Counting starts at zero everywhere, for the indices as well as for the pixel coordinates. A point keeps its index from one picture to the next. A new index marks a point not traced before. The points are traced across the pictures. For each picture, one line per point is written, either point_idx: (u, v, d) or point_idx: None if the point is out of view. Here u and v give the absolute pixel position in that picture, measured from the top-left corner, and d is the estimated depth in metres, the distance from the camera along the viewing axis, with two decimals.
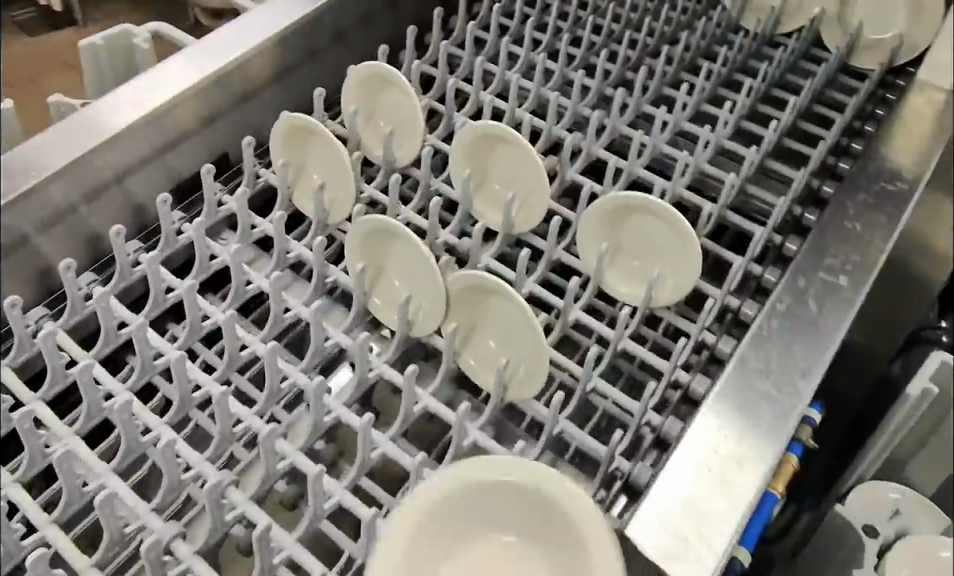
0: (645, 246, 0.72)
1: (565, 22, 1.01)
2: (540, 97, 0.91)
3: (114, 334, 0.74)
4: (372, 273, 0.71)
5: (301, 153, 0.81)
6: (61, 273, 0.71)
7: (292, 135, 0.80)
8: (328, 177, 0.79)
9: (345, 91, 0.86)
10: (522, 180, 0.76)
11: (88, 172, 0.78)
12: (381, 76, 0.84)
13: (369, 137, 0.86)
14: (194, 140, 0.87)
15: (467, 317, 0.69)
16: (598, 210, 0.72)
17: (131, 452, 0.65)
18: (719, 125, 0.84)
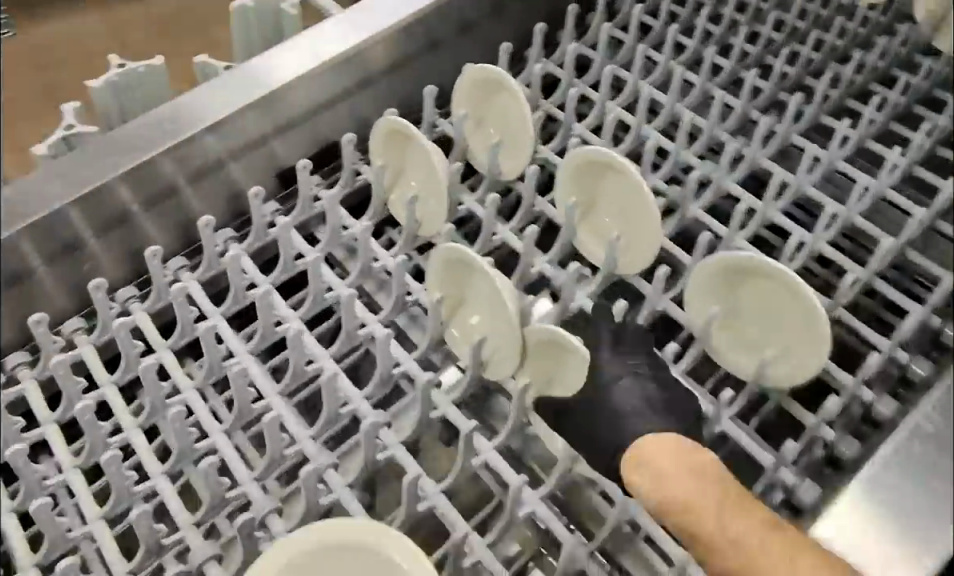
0: (763, 315, 0.61)
1: (717, 25, 0.89)
2: (674, 114, 0.80)
3: (191, 327, 0.72)
4: (450, 301, 0.67)
5: (399, 159, 0.77)
6: (147, 261, 0.72)
7: (392, 139, 0.77)
8: (423, 187, 0.75)
9: (456, 93, 0.81)
10: (630, 214, 0.67)
11: (189, 156, 0.77)
12: (495, 81, 0.78)
13: (476, 144, 0.80)
14: (301, 128, 0.84)
15: (543, 369, 0.63)
16: (714, 269, 0.61)
17: (183, 458, 0.63)
18: (883, 172, 0.70)
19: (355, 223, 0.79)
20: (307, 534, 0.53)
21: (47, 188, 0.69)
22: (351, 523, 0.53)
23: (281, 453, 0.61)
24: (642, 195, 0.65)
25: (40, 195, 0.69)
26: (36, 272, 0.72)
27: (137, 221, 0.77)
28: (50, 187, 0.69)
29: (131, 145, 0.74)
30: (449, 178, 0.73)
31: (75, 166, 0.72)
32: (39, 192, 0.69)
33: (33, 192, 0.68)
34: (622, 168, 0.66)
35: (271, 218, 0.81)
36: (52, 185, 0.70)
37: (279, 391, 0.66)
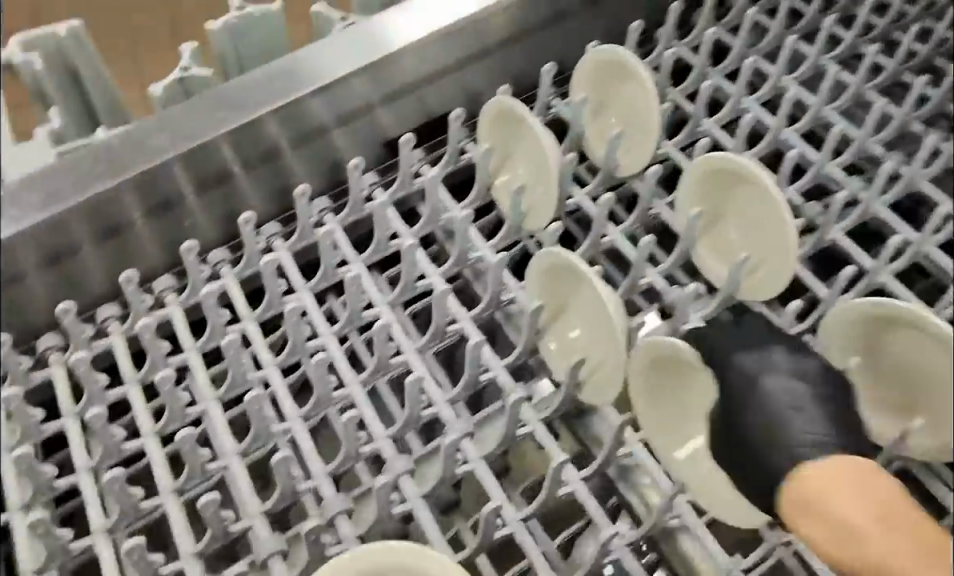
0: (907, 375, 0.53)
1: (884, 18, 0.78)
2: (819, 118, 0.72)
3: (278, 300, 0.70)
4: (550, 308, 0.62)
5: (508, 142, 0.72)
6: (240, 228, 0.69)
7: (501, 122, 0.72)
8: (531, 176, 0.70)
9: (576, 75, 0.74)
10: (759, 229, 0.60)
11: (291, 120, 0.73)
12: (621, 65, 0.71)
13: (592, 134, 0.74)
14: (408, 97, 0.79)
15: (658, 400, 0.59)
16: (853, 315, 0.54)
17: (259, 440, 0.62)
18: None
19: (456, 207, 0.73)
20: (366, 550, 0.51)
21: (154, 139, 0.69)
22: (391, 548, 0.50)
23: (357, 450, 0.59)
24: (778, 209, 0.58)
25: (148, 148, 0.69)
26: (134, 225, 0.71)
27: (236, 183, 0.75)
28: (156, 140, 0.69)
29: (236, 102, 0.71)
30: (560, 169, 0.67)
31: (177, 120, 0.70)
32: (148, 143, 0.69)
33: (142, 145, 0.69)
34: (755, 177, 0.59)
35: (368, 191, 0.77)
36: (159, 138, 0.69)
37: (360, 381, 0.64)
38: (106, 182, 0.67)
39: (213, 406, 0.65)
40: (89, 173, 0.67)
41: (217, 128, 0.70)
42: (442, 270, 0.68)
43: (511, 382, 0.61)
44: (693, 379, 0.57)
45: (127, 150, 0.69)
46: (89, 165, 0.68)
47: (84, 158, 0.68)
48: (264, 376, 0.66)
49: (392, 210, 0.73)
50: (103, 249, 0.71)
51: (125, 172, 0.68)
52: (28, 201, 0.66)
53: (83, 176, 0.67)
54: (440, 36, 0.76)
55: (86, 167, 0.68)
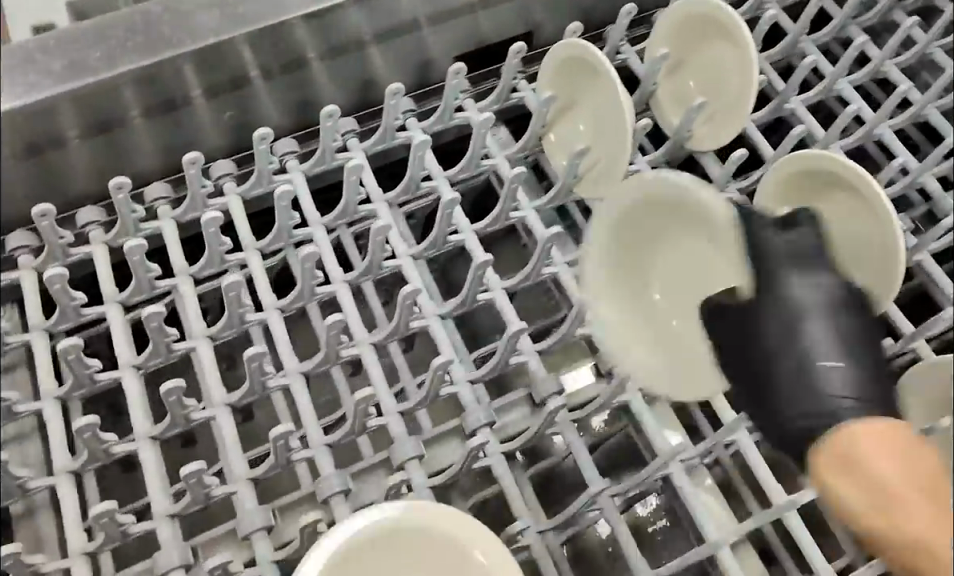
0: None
1: None
2: (919, 117, 0.67)
3: (287, 234, 0.61)
4: (623, 264, 0.54)
5: (573, 92, 0.63)
6: (253, 145, 0.60)
7: (569, 72, 0.63)
8: (597, 137, 0.61)
9: (660, 24, 0.64)
10: (859, 240, 0.54)
11: (333, 27, 0.63)
12: (715, 22, 0.61)
13: (667, 96, 0.66)
14: (465, 19, 0.68)
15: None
16: None
17: (253, 394, 0.55)
18: None
19: (500, 154, 0.64)
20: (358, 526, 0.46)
21: (180, 23, 0.59)
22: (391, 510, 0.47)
23: (363, 425, 0.53)
24: (882, 226, 0.51)
25: (170, 31, 0.59)
26: (132, 120, 0.62)
27: (255, 89, 0.65)
28: (204, 15, 0.60)
29: None
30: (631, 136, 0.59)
31: (207, 3, 0.60)
32: (174, 30, 0.59)
33: (187, 18, 0.60)
34: (862, 185, 0.51)
35: (403, 120, 0.67)
36: (207, 14, 0.60)
37: (373, 342, 0.57)
38: (113, 69, 0.57)
39: (204, 346, 0.57)
40: (123, 44, 0.58)
41: (248, 23, 0.60)
42: (478, 227, 0.61)
43: (543, 372, 0.54)
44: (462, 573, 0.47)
45: (169, 23, 0.59)
46: (124, 33, 0.59)
47: (118, 23, 0.59)
48: (264, 319, 0.58)
49: (429, 149, 0.64)
50: (93, 143, 0.61)
51: (136, 61, 0.58)
52: (43, 70, 0.57)
53: (116, 47, 0.58)
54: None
55: (118, 35, 0.58)
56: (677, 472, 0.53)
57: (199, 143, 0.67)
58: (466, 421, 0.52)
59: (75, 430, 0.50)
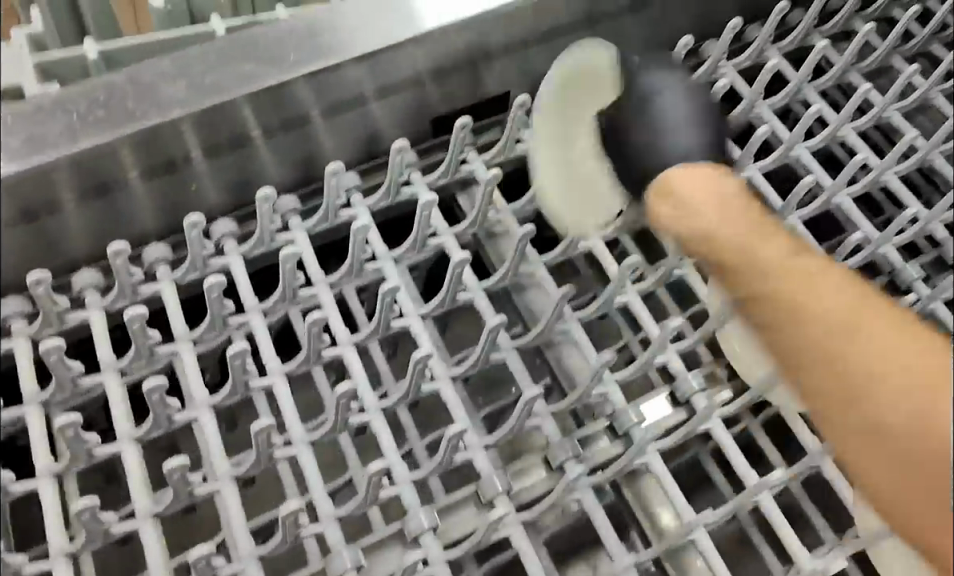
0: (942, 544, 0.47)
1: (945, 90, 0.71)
2: (877, 183, 0.66)
3: (223, 322, 0.58)
4: None
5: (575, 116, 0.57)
6: (185, 230, 0.57)
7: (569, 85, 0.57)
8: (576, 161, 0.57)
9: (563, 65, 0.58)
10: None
11: (280, 103, 0.62)
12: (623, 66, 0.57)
13: None
14: (414, 93, 0.68)
15: None
16: None
17: (179, 502, 0.51)
18: None
19: (447, 231, 0.62)
20: None
21: (126, 101, 0.58)
22: None
23: (296, 534, 0.49)
24: None
25: (111, 112, 0.57)
26: (60, 207, 0.59)
27: (194, 169, 0.63)
28: (169, 88, 0.59)
29: (230, 70, 0.60)
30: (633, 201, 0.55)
31: (162, 79, 0.59)
32: (126, 106, 0.58)
33: (151, 92, 0.58)
34: None
35: (347, 196, 0.65)
36: (172, 86, 0.59)
37: (310, 440, 0.54)
38: (52, 152, 0.55)
39: (129, 451, 0.54)
40: (84, 118, 0.57)
41: (192, 102, 0.58)
42: (423, 311, 0.59)
43: (489, 468, 0.52)
44: None
45: (132, 97, 0.58)
46: (86, 107, 0.57)
47: (81, 96, 0.57)
48: (193, 417, 0.55)
49: (372, 229, 0.62)
50: (19, 230, 0.59)
51: (75, 143, 0.56)
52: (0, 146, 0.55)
53: (76, 121, 0.57)
54: (464, 25, 0.64)
55: (81, 109, 0.57)
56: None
57: (135, 226, 0.64)
58: (405, 526, 0.49)
59: None
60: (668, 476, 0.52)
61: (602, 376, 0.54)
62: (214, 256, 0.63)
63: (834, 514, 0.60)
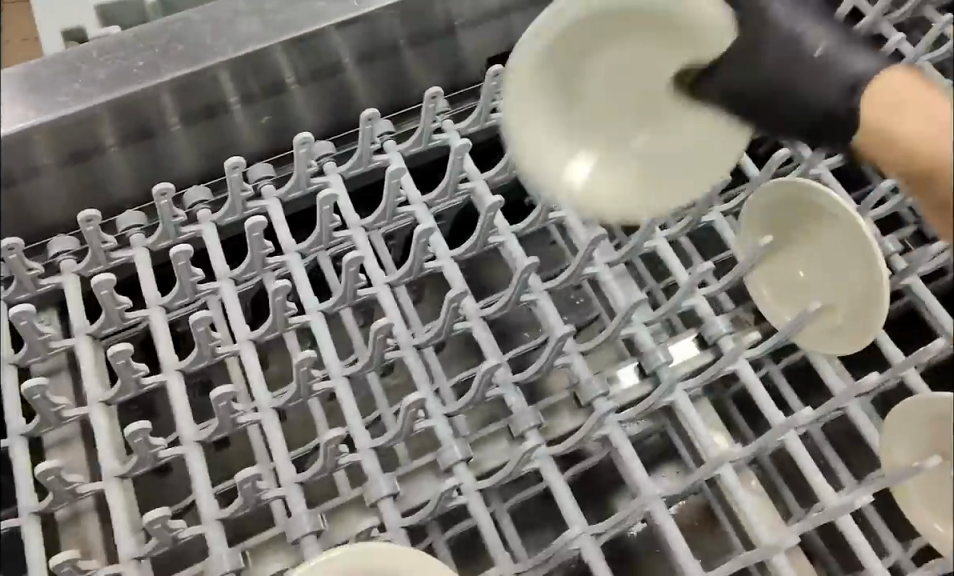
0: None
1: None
2: (908, 133, 0.65)
3: (261, 262, 0.60)
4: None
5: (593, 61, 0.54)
6: (226, 171, 0.59)
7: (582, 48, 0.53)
8: (615, 145, 0.56)
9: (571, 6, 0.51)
10: (841, 269, 0.53)
11: (317, 48, 0.63)
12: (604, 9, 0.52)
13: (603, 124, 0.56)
14: (445, 41, 0.68)
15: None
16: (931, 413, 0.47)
17: (223, 431, 0.54)
18: None
19: (479, 176, 0.63)
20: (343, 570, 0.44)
21: (175, 46, 0.59)
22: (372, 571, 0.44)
23: (335, 461, 0.51)
24: (857, 242, 0.50)
25: (159, 56, 0.59)
26: (105, 150, 0.61)
27: (231, 115, 0.64)
28: (245, 24, 0.61)
29: (273, 15, 0.61)
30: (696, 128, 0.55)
31: (210, 24, 0.60)
32: (204, 44, 0.60)
33: (228, 28, 0.61)
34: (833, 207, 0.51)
35: (379, 142, 0.66)
36: (249, 21, 0.61)
37: (347, 375, 0.56)
38: (106, 95, 0.57)
39: (175, 382, 0.56)
40: (166, 52, 0.59)
41: (237, 48, 0.60)
42: (456, 253, 0.60)
43: (519, 403, 0.54)
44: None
45: (211, 33, 0.60)
46: (170, 41, 0.60)
47: (165, 30, 0.60)
48: (235, 351, 0.57)
49: (406, 174, 0.63)
50: (66, 173, 0.61)
51: (123, 86, 0.58)
52: (86, 79, 0.58)
53: (158, 55, 0.59)
54: None
55: (163, 43, 0.59)
56: (658, 508, 0.51)
57: (175, 171, 0.66)
58: (440, 456, 0.52)
59: (37, 474, 0.49)
60: (695, 414, 0.54)
61: (631, 317, 0.55)
62: (252, 200, 0.65)
63: (848, 457, 0.62)
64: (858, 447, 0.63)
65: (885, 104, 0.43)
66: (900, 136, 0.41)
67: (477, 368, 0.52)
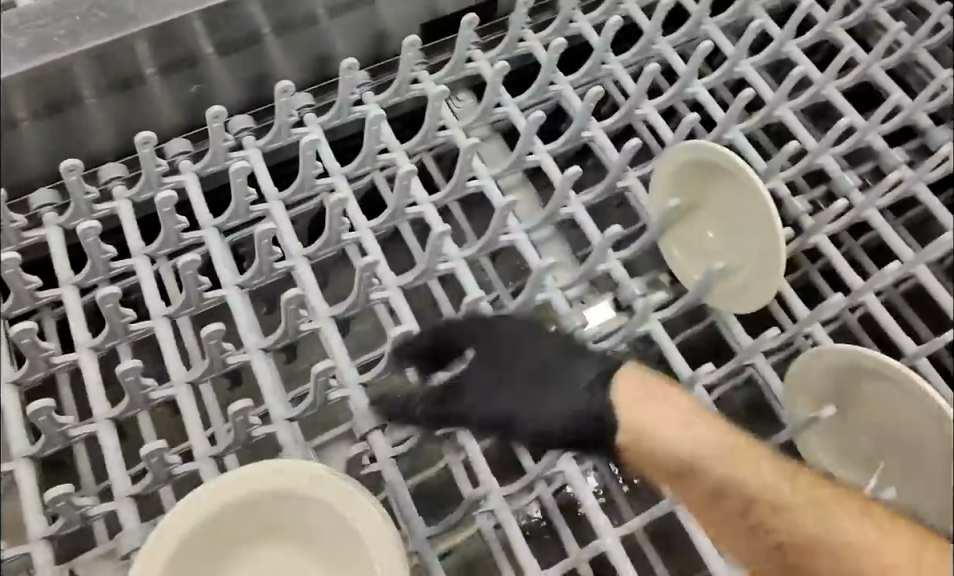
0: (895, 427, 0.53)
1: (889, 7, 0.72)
2: (818, 97, 0.64)
3: (176, 238, 0.59)
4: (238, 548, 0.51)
5: (222, 530, 0.50)
6: (136, 146, 0.57)
7: (261, 511, 0.51)
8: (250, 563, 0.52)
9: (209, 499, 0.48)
10: (739, 240, 0.56)
11: (234, 17, 0.62)
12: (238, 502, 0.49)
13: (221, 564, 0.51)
14: (365, 12, 0.68)
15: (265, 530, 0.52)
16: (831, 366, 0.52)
17: (136, 408, 0.54)
18: None
19: (399, 148, 0.63)
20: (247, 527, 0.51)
21: (92, 15, 0.58)
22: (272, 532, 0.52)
23: (248, 432, 0.52)
24: (757, 201, 0.52)
25: (80, 25, 0.58)
26: (13, 125, 0.59)
27: (147, 89, 0.63)
28: None
29: None
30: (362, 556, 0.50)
31: None
32: (125, 11, 0.58)
33: None
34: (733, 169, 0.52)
35: (299, 116, 0.66)
36: None
37: (262, 347, 0.56)
38: (22, 64, 0.56)
39: (89, 361, 0.55)
40: (87, 20, 0.58)
41: (159, 15, 0.59)
42: (374, 225, 0.60)
43: (435, 370, 0.55)
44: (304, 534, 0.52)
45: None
46: (89, 7, 0.58)
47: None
48: (150, 327, 0.57)
49: (323, 146, 0.62)
50: None
51: (32, 58, 0.56)
52: (4, 48, 0.56)
53: (79, 23, 0.58)
54: None
55: (83, 9, 0.58)
56: (568, 468, 0.53)
57: (88, 146, 0.65)
58: (354, 426, 0.53)
59: None
60: (608, 374, 0.55)
61: (545, 284, 0.57)
62: (169, 175, 0.64)
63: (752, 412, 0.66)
64: (762, 404, 0.66)
65: (653, 423, 0.49)
66: (668, 457, 0.48)
67: (390, 337, 0.53)
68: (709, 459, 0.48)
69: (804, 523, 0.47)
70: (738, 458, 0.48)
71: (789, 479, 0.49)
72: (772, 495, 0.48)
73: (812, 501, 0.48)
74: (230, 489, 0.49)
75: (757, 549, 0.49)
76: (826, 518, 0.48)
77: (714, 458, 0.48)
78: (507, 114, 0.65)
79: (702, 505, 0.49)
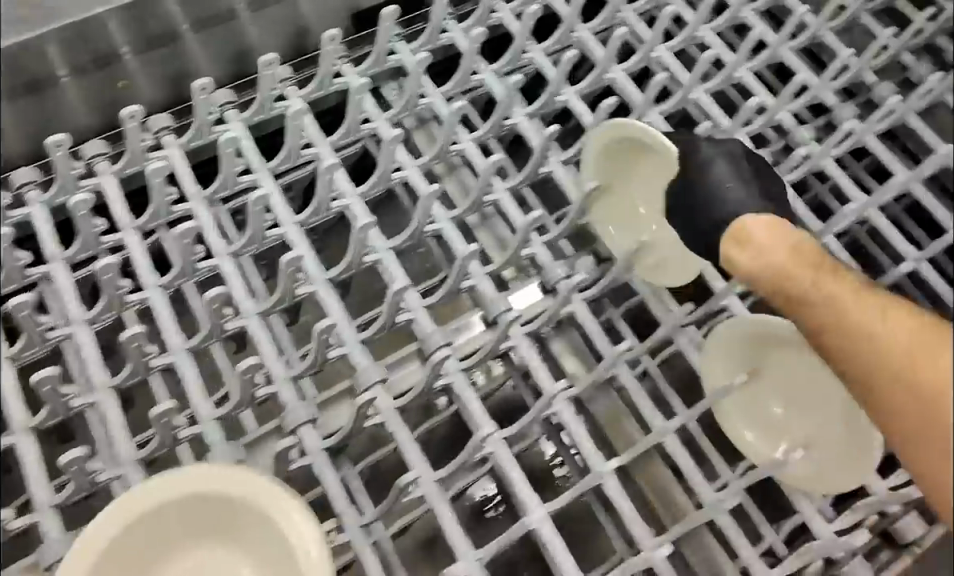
0: (809, 386, 0.56)
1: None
2: (731, 79, 0.67)
3: (95, 241, 0.58)
4: (172, 547, 0.50)
5: (159, 528, 0.49)
6: (49, 150, 0.56)
7: (201, 510, 0.49)
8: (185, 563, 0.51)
9: (151, 490, 0.47)
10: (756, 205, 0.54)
11: (149, 15, 0.61)
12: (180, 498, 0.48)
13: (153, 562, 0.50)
14: (285, 7, 0.67)
15: (201, 531, 0.51)
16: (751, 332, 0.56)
17: (57, 415, 0.52)
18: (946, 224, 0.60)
19: (322, 141, 0.63)
20: (183, 526, 0.50)
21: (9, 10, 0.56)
22: (207, 532, 0.51)
23: (176, 433, 0.52)
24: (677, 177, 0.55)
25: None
26: None
27: (59, 90, 0.61)
28: None
29: None
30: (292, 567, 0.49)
31: None
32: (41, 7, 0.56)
33: None
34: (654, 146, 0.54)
35: (220, 112, 0.65)
36: None
37: (188, 347, 0.56)
38: None
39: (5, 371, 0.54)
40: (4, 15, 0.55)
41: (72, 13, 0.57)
42: (299, 220, 0.60)
43: (365, 361, 0.55)
44: (243, 538, 0.51)
45: None
46: None
47: None
48: (70, 333, 0.55)
49: (246, 142, 0.62)
50: None
51: None
52: None
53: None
54: None
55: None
56: (499, 450, 0.54)
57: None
58: (285, 420, 0.53)
59: None
60: (532, 356, 0.57)
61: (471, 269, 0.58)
62: (86, 177, 0.63)
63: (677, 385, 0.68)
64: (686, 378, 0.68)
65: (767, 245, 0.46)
66: (783, 279, 0.46)
67: (318, 330, 0.53)
68: (797, 277, 0.45)
69: (886, 336, 0.42)
70: (816, 282, 0.45)
71: (862, 301, 0.44)
72: (855, 321, 0.44)
73: (898, 328, 0.42)
74: (176, 484, 0.48)
75: (858, 352, 0.44)
76: (873, 319, 0.43)
77: (807, 268, 0.46)
78: (431, 104, 0.66)
79: (791, 301, 0.46)
